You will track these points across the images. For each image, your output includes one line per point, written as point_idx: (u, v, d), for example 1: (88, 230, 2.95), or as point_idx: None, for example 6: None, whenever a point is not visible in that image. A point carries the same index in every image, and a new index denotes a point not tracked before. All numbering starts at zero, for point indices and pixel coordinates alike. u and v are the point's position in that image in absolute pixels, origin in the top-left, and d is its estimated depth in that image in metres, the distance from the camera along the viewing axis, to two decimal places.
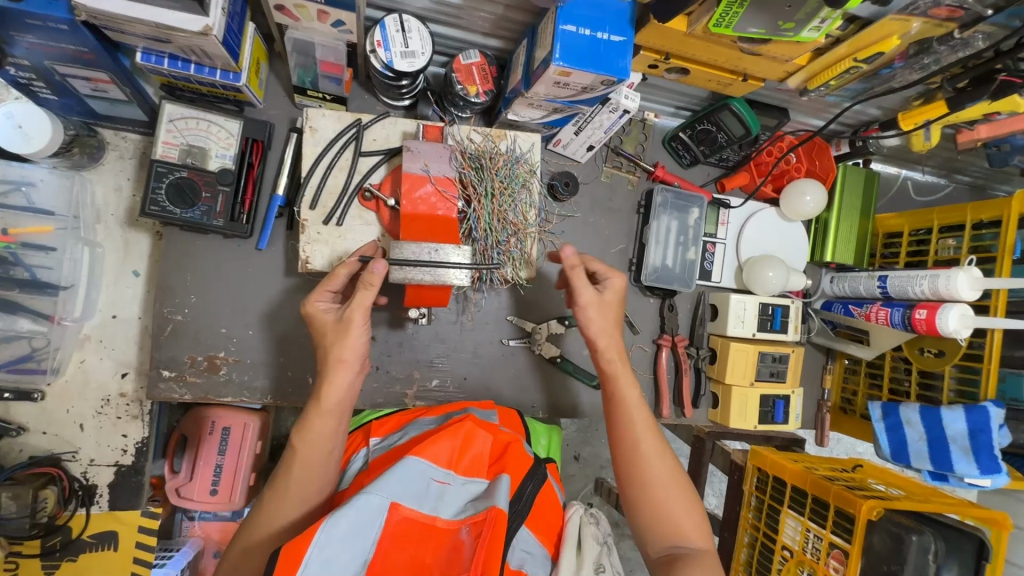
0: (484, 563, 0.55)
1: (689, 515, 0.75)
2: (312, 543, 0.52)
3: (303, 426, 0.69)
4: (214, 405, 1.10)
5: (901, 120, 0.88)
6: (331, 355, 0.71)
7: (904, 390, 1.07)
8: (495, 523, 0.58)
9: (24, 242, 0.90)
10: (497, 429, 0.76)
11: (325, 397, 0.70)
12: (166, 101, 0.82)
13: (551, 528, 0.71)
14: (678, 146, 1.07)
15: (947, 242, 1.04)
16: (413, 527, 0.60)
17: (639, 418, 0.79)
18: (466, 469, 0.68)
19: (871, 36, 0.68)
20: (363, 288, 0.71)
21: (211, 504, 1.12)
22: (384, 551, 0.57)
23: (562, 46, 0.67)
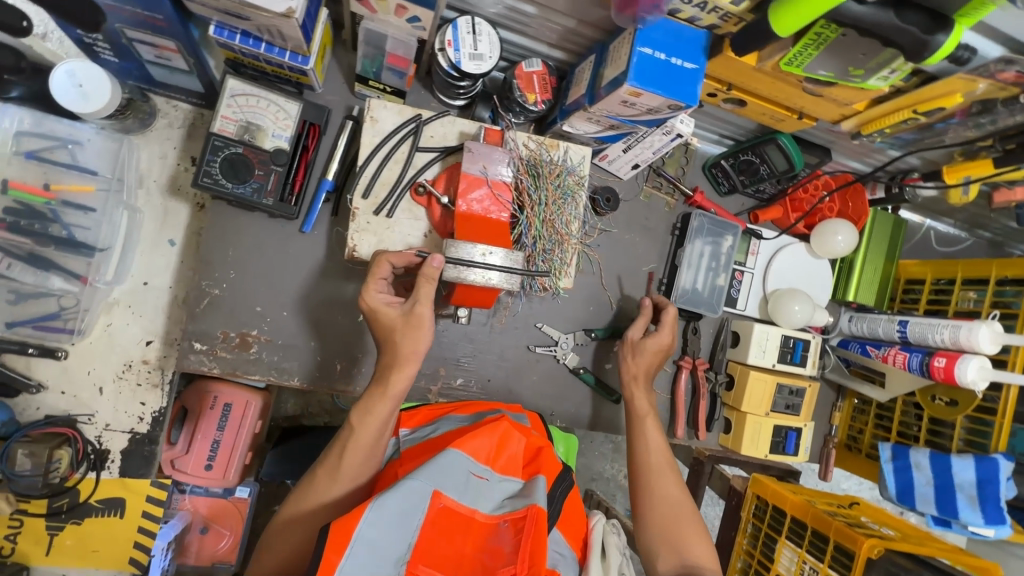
0: (528, 559, 0.58)
1: (701, 541, 0.81)
2: (360, 522, 0.56)
3: (363, 410, 0.74)
4: (217, 380, 1.08)
5: (945, 173, 0.92)
6: (402, 350, 0.75)
7: (913, 433, 1.09)
8: (536, 521, 0.61)
9: (65, 200, 0.91)
10: (530, 432, 0.77)
11: (392, 383, 0.75)
12: (229, 76, 0.83)
13: (578, 532, 0.72)
14: (718, 173, 1.09)
15: (968, 295, 1.07)
16: (453, 516, 0.63)
17: (659, 448, 0.88)
18: (503, 466, 0.71)
19: (934, 91, 0.70)
20: (426, 280, 0.74)
21: (206, 478, 1.10)
22: (428, 537, 0.61)
23: (636, 67, 0.69)
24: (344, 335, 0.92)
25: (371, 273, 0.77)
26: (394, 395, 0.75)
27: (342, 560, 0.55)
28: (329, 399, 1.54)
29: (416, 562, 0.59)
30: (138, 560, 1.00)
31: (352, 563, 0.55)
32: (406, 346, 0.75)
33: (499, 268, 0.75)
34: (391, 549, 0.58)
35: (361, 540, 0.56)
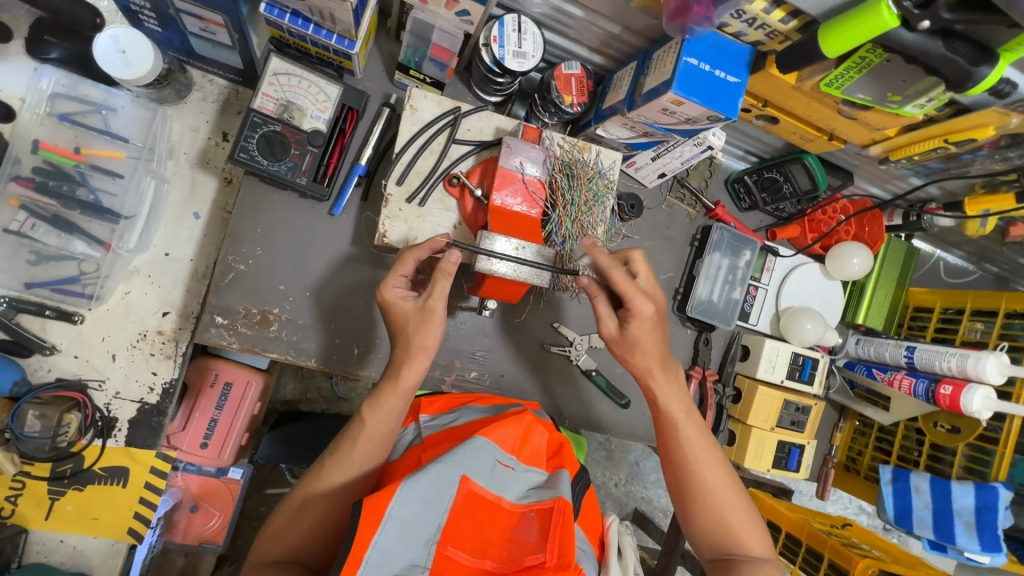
0: (558, 547, 0.64)
1: (756, 529, 0.80)
2: (392, 499, 0.62)
3: (373, 402, 0.75)
4: (218, 358, 1.11)
5: (966, 204, 0.97)
6: (413, 343, 0.75)
7: (914, 458, 1.11)
8: (562, 514, 0.67)
9: (93, 164, 0.91)
10: (553, 428, 0.83)
11: (404, 378, 0.75)
12: (273, 54, 0.83)
13: (596, 530, 0.77)
14: (741, 189, 1.11)
15: (975, 325, 1.09)
16: (481, 501, 0.69)
17: (701, 438, 0.82)
18: (526, 458, 0.76)
19: (966, 123, 0.73)
20: (443, 276, 0.74)
21: (200, 457, 1.13)
22: (457, 520, 0.67)
23: (682, 76, 0.71)
24: (363, 320, 0.92)
25: (393, 268, 0.76)
26: (404, 390, 0.75)
27: (376, 535, 0.61)
28: (330, 385, 1.54)
29: (446, 541, 0.65)
30: (137, 531, 0.99)
31: (386, 537, 0.61)
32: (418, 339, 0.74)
33: (507, 258, 0.75)
34: (422, 527, 0.64)
35: (396, 517, 0.62)
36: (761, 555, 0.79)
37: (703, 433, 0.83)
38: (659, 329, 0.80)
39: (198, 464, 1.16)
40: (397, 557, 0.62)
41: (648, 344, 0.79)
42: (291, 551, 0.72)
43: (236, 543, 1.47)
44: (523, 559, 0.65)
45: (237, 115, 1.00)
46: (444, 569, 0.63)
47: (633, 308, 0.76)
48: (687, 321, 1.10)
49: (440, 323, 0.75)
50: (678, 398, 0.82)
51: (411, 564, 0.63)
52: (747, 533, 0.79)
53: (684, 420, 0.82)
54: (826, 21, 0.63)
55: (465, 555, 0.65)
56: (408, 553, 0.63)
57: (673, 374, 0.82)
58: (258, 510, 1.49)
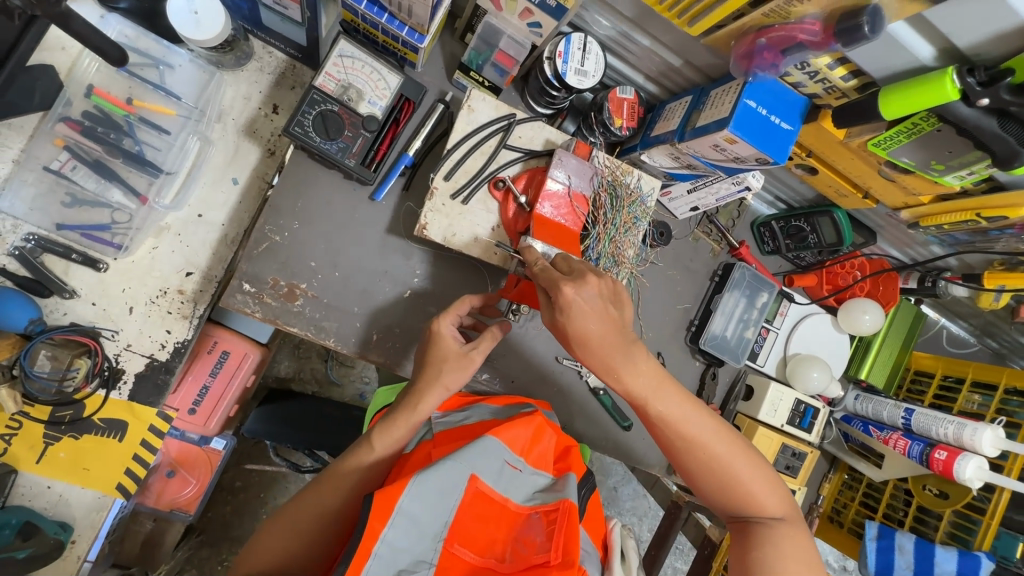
0: (564, 547, 0.64)
1: (772, 488, 0.77)
2: (403, 494, 0.63)
3: (383, 429, 0.76)
4: (221, 327, 1.13)
5: (984, 277, 1.01)
6: (442, 381, 0.76)
7: (898, 517, 1.14)
8: (568, 514, 0.68)
9: (142, 117, 0.92)
10: (560, 430, 0.84)
11: (421, 406, 0.76)
12: (342, 37, 0.85)
13: (599, 533, 0.79)
14: (766, 233, 1.13)
15: (973, 397, 1.12)
16: (486, 498, 0.69)
17: (690, 409, 0.74)
18: (534, 460, 0.77)
19: (999, 201, 0.78)
20: (490, 337, 0.79)
21: (186, 422, 1.13)
22: (464, 518, 0.68)
23: (739, 116, 0.73)
24: (385, 307, 0.93)
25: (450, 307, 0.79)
26: (415, 423, 0.76)
27: (385, 529, 0.61)
28: (325, 369, 1.53)
29: (452, 539, 0.66)
30: (125, 488, 0.98)
31: (394, 531, 0.62)
32: (436, 373, 0.76)
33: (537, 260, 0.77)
34: (431, 523, 0.65)
35: (405, 512, 0.63)
36: (780, 512, 0.77)
37: (690, 403, 0.74)
38: (602, 320, 0.67)
39: (181, 429, 1.15)
40: (404, 552, 0.63)
41: (585, 336, 0.67)
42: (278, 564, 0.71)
43: (207, 515, 1.44)
44: (530, 558, 0.66)
45: (290, 90, 1.01)
46: (451, 565, 0.64)
47: (565, 299, 0.66)
48: (697, 354, 1.12)
49: (463, 374, 0.76)
50: (653, 380, 0.71)
51: (419, 559, 0.64)
52: (763, 496, 0.76)
53: (665, 399, 0.72)
54: (886, 86, 0.67)
55: (470, 552, 0.66)
56: (416, 547, 0.64)
57: (635, 366, 0.69)
58: (233, 483, 1.46)
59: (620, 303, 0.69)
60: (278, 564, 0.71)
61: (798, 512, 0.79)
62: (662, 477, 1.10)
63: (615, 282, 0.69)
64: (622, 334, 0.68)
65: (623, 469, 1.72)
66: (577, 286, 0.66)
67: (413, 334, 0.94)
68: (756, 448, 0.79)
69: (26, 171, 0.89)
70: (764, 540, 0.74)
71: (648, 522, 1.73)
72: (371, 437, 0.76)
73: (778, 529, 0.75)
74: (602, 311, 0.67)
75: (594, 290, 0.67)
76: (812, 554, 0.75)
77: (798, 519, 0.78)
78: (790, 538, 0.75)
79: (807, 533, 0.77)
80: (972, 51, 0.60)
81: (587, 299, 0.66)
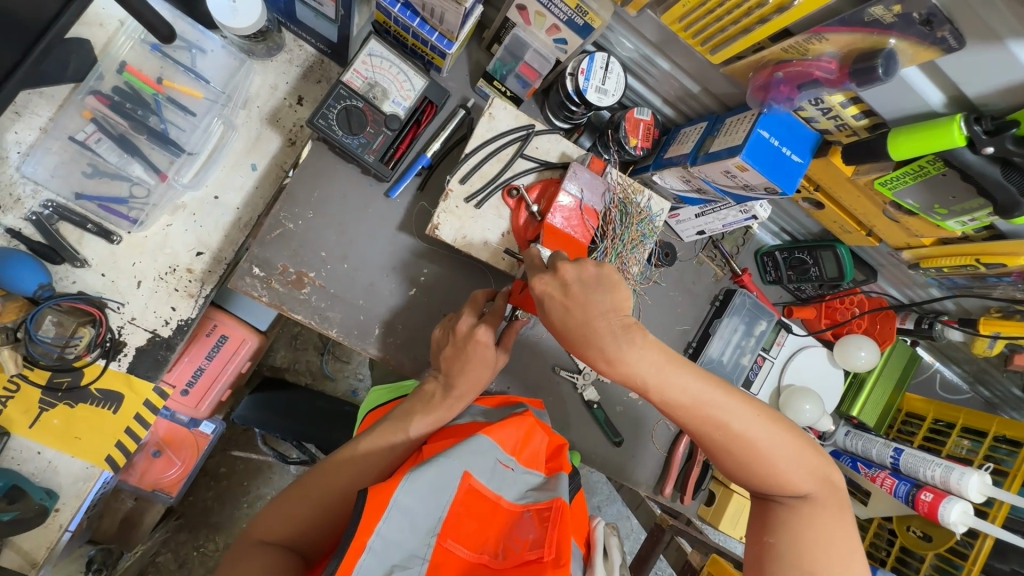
0: (558, 541, 0.65)
1: (798, 466, 0.73)
2: (397, 490, 0.64)
3: (426, 405, 0.81)
4: (223, 311, 1.14)
5: (981, 323, 1.03)
6: (465, 384, 0.80)
7: (881, 557, 1.18)
8: (560, 512, 0.69)
9: (170, 97, 0.95)
10: (551, 430, 0.86)
11: (459, 386, 0.80)
12: (373, 37, 0.88)
13: (582, 532, 0.80)
14: (768, 262, 1.15)
15: (962, 442, 1.13)
16: (478, 494, 0.71)
17: (702, 388, 0.70)
18: (526, 459, 0.78)
19: (998, 248, 0.80)
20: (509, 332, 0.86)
21: (180, 402, 1.14)
22: (457, 515, 0.69)
23: (752, 145, 0.75)
24: (390, 303, 0.94)
25: (483, 321, 0.79)
26: (446, 421, 0.82)
27: (379, 524, 0.62)
28: (320, 362, 1.54)
29: (446, 535, 0.67)
30: (114, 460, 0.98)
31: (389, 525, 0.62)
32: (474, 378, 0.80)
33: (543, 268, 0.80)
34: (425, 518, 0.66)
35: (400, 505, 0.64)
36: (807, 490, 0.73)
37: (699, 381, 0.70)
38: (579, 310, 0.67)
39: (174, 409, 1.16)
40: (396, 546, 0.63)
41: (562, 329, 0.69)
42: (287, 537, 0.74)
43: (188, 499, 1.44)
44: (522, 555, 0.67)
45: (316, 84, 1.03)
46: (443, 562, 0.65)
47: (538, 295, 0.70)
48: None
49: (490, 376, 0.83)
50: (654, 362, 0.68)
51: (412, 555, 0.64)
52: (786, 475, 0.72)
53: (673, 383, 0.69)
54: (896, 127, 0.70)
55: (463, 548, 0.67)
56: (409, 542, 0.64)
57: (630, 351, 0.68)
58: (218, 469, 1.46)
59: (609, 285, 0.67)
60: (288, 537, 0.74)
61: (832, 487, 0.75)
62: (648, 496, 1.11)
63: (601, 266, 0.67)
64: (607, 322, 0.67)
65: (608, 488, 1.73)
66: (547, 278, 0.69)
67: (414, 333, 0.95)
68: (783, 424, 0.74)
69: (51, 139, 0.90)
70: (782, 523, 0.73)
71: (630, 544, 1.72)
72: (408, 425, 0.80)
73: (801, 511, 0.73)
74: (581, 299, 0.67)
75: (568, 279, 0.68)
76: (842, 532, 0.72)
77: (830, 496, 0.74)
78: (815, 520, 0.72)
79: (837, 511, 0.73)
80: (981, 100, 0.62)
81: (557, 288, 0.68)
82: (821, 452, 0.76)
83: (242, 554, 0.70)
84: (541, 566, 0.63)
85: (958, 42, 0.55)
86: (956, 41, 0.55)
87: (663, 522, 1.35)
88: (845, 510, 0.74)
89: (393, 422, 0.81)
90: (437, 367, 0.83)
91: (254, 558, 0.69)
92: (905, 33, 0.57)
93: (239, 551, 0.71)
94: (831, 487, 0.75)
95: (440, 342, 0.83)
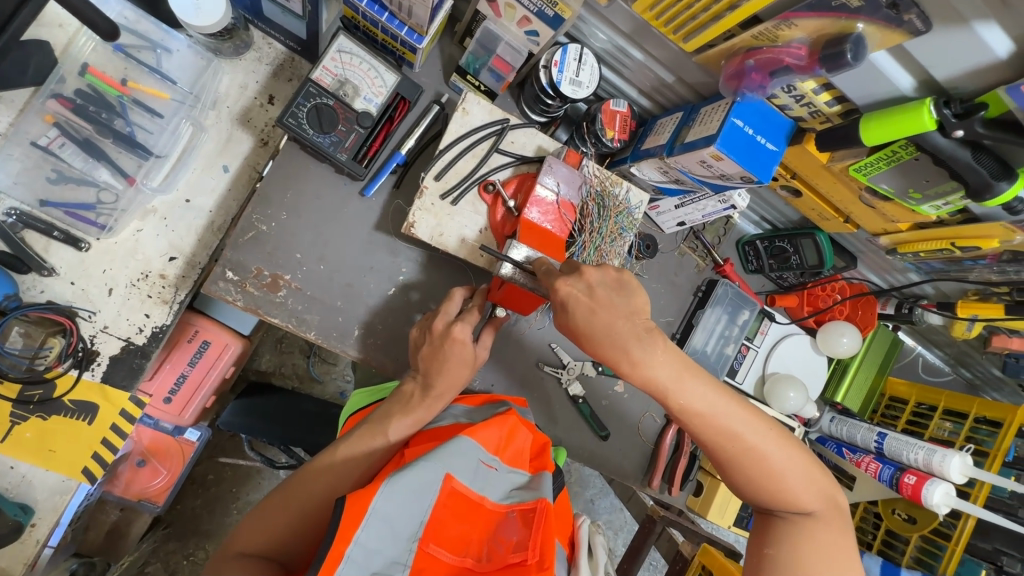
0: (542, 542, 0.66)
1: (804, 483, 0.73)
2: (376, 496, 0.63)
3: (406, 408, 0.80)
4: (204, 316, 1.12)
5: (958, 306, 1.03)
6: (443, 384, 0.79)
7: (868, 540, 1.19)
8: (545, 513, 0.69)
9: (136, 100, 0.92)
10: (535, 428, 0.85)
11: (439, 384, 0.79)
12: (342, 33, 0.86)
13: (566, 531, 0.81)
14: (750, 251, 1.14)
15: (945, 424, 1.14)
16: (463, 498, 0.70)
17: (717, 399, 0.71)
18: (510, 458, 0.78)
19: (975, 232, 0.81)
20: (490, 328, 0.85)
21: (161, 411, 1.11)
22: (440, 518, 0.68)
23: (726, 134, 0.75)
24: (370, 303, 0.93)
25: (460, 318, 0.79)
26: (426, 422, 0.81)
27: (358, 533, 0.61)
28: (306, 364, 1.53)
29: (428, 539, 0.66)
30: (91, 472, 0.95)
31: (368, 533, 0.61)
32: (454, 378, 0.79)
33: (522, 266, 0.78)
34: (406, 525, 0.65)
35: (378, 512, 0.62)
36: (813, 507, 0.73)
37: (716, 394, 0.72)
38: (604, 312, 0.67)
39: (156, 417, 1.13)
40: (377, 554, 0.62)
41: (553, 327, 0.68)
42: (267, 547, 0.73)
43: (176, 508, 1.41)
44: (506, 557, 0.67)
45: (287, 82, 1.01)
46: (426, 566, 0.65)
47: (562, 297, 0.68)
48: None
49: (470, 374, 0.82)
50: (673, 368, 0.69)
51: (393, 562, 0.63)
52: (793, 491, 0.73)
53: (687, 391, 0.70)
54: (868, 113, 0.69)
55: (446, 553, 0.66)
56: (390, 549, 0.63)
57: (653, 356, 0.68)
58: (205, 477, 1.44)
59: (628, 291, 0.69)
60: (268, 546, 0.73)
61: (837, 508, 0.75)
62: (637, 489, 1.11)
63: (621, 269, 0.69)
64: (630, 325, 0.67)
65: (600, 482, 1.73)
66: (572, 280, 0.68)
67: (394, 333, 0.94)
68: (792, 440, 0.75)
69: (13, 145, 0.87)
70: (783, 535, 0.72)
71: (623, 536, 1.73)
72: (387, 427, 0.79)
73: (805, 526, 0.72)
74: (607, 303, 0.67)
75: (592, 282, 0.68)
76: (846, 552, 0.72)
77: (835, 517, 0.74)
78: (818, 537, 0.72)
79: (842, 533, 0.73)
80: (949, 84, 0.62)
81: (583, 290, 0.67)
82: (828, 473, 0.76)
83: (220, 566, 0.69)
84: (525, 569, 0.64)
85: (924, 23, 0.55)
86: (923, 23, 0.55)
87: (653, 514, 1.36)
88: (848, 533, 0.74)
89: (372, 425, 0.80)
90: (416, 368, 0.82)
91: (232, 571, 0.68)
92: (873, 17, 0.57)
93: (218, 564, 0.69)
94: (835, 507, 0.75)
95: (418, 342, 0.83)
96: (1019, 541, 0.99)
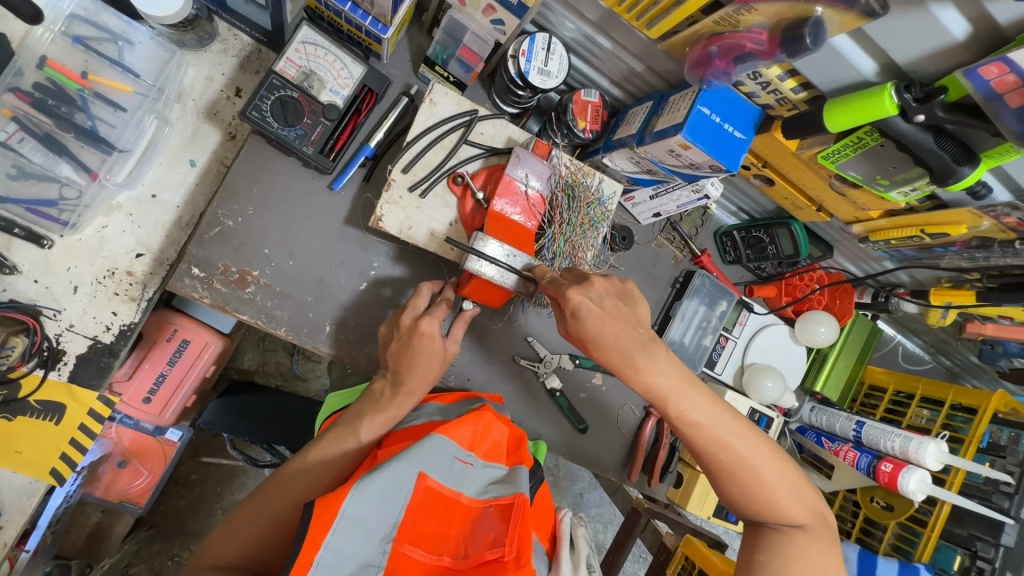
0: (519, 539, 0.66)
1: (793, 496, 0.73)
2: (346, 500, 0.62)
3: (375, 408, 0.79)
4: (182, 314, 1.09)
5: (931, 294, 1.03)
6: (414, 380, 0.78)
7: (847, 528, 1.20)
8: (521, 510, 0.69)
9: (98, 93, 0.89)
10: (512, 422, 0.84)
11: (410, 380, 0.78)
12: (305, 23, 0.84)
13: (546, 526, 0.80)
14: (728, 242, 1.14)
15: (922, 412, 1.15)
16: (439, 495, 0.70)
17: (713, 410, 0.71)
18: (485, 452, 0.77)
19: (942, 218, 0.81)
20: (460, 322, 0.83)
21: (139, 411, 1.09)
22: (415, 517, 0.68)
23: (693, 121, 0.74)
24: (342, 299, 0.92)
25: (428, 312, 0.78)
26: (397, 421, 0.80)
27: (328, 538, 0.60)
28: (290, 362, 1.51)
29: (402, 539, 0.66)
30: (59, 473, 0.94)
31: (338, 537, 0.60)
32: (424, 374, 0.78)
33: (492, 260, 0.78)
34: (379, 525, 0.64)
35: (350, 516, 0.61)
36: (802, 520, 0.73)
37: (714, 406, 0.72)
38: (615, 323, 0.68)
39: (135, 418, 1.11)
40: (349, 555, 0.61)
41: None
42: (241, 556, 0.73)
43: (159, 509, 1.40)
44: (483, 554, 0.67)
45: (254, 75, 1.00)
46: (401, 566, 0.64)
47: (573, 305, 0.68)
48: None
49: (443, 369, 0.82)
50: (674, 378, 0.69)
51: (366, 564, 0.62)
52: (783, 503, 0.72)
53: (690, 402, 0.70)
54: (833, 98, 0.69)
55: (421, 551, 0.66)
56: (362, 551, 0.62)
57: (643, 355, 0.68)
58: (189, 477, 1.42)
59: (632, 299, 0.71)
60: (242, 556, 0.73)
61: (825, 523, 0.74)
62: (618, 483, 1.11)
63: (623, 281, 0.71)
64: (633, 333, 0.68)
65: (589, 475, 1.73)
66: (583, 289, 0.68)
67: (367, 328, 0.93)
68: (782, 452, 0.75)
69: None
70: (771, 542, 0.72)
71: (612, 529, 1.73)
72: (358, 428, 0.78)
73: (795, 537, 0.72)
74: (615, 312, 0.68)
75: (598, 290, 0.69)
76: (832, 566, 0.71)
77: (823, 530, 0.73)
78: (806, 548, 0.71)
79: (830, 547, 0.72)
80: (911, 67, 0.61)
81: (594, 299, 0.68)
82: (815, 486, 0.76)
83: None
84: (503, 566, 0.64)
85: (880, 5, 0.55)
86: (880, 6, 0.54)
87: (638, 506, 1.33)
88: (835, 547, 0.74)
89: (343, 427, 0.79)
90: (385, 366, 0.81)
91: None
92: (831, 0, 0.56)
93: None
94: (823, 520, 0.74)
95: (387, 338, 0.82)
96: (992, 525, 1.00)
